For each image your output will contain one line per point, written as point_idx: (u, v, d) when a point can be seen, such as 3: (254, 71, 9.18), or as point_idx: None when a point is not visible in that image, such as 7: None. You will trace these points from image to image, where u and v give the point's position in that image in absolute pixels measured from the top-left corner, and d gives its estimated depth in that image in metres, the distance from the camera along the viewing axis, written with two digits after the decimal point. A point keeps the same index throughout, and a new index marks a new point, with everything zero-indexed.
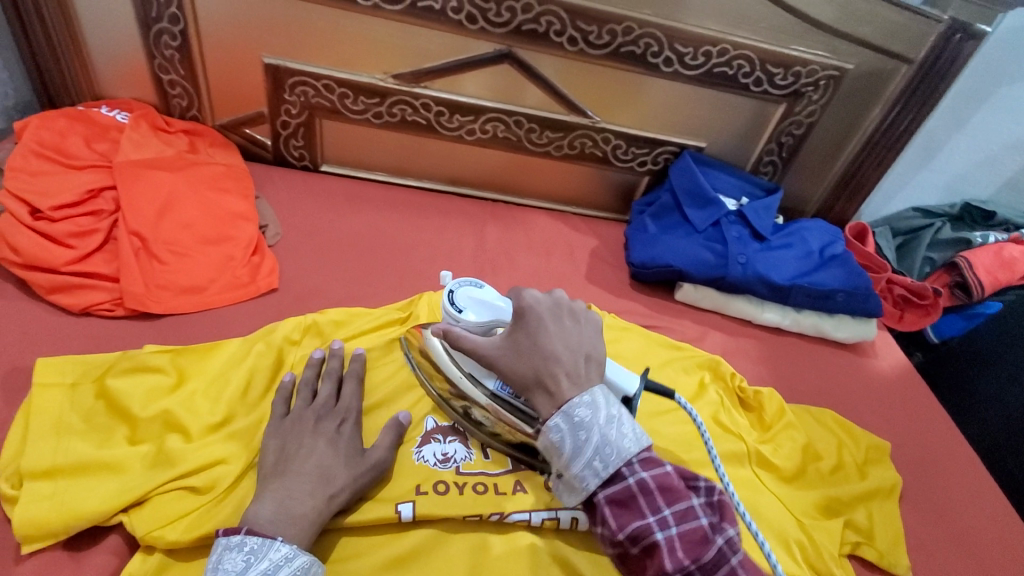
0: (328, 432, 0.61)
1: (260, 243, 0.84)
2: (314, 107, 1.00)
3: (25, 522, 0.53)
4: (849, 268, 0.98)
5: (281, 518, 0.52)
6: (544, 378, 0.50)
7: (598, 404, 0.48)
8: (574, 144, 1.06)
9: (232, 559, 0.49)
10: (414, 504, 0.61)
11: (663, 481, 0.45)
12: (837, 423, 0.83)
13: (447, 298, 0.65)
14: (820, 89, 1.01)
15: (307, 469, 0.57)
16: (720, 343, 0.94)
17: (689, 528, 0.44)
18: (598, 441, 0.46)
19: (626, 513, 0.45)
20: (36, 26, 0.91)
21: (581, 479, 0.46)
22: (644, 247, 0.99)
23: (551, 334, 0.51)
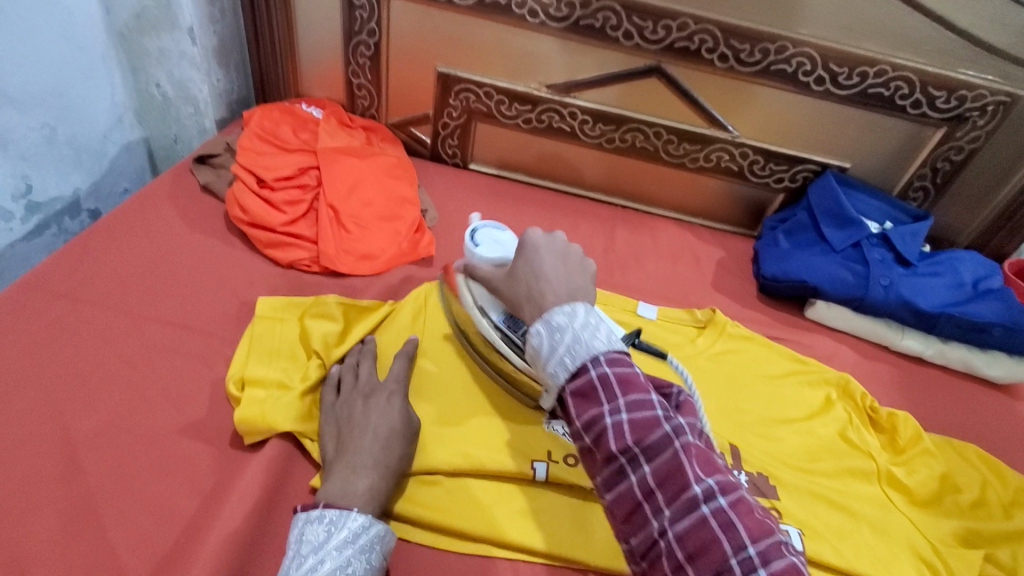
0: (377, 406, 0.65)
1: (421, 224, 0.96)
2: (473, 111, 1.12)
3: (245, 418, 0.63)
4: (1009, 302, 0.90)
5: (350, 494, 0.56)
6: (533, 297, 0.54)
7: (577, 313, 0.50)
8: (709, 157, 1.09)
9: (314, 530, 0.53)
10: (548, 466, 0.66)
11: (622, 375, 0.46)
12: (982, 459, 0.78)
13: (468, 235, 0.75)
14: (987, 114, 0.96)
15: (365, 448, 0.60)
16: (852, 363, 0.91)
17: (641, 415, 0.45)
18: (570, 339, 0.49)
19: (586, 402, 0.46)
20: (266, 36, 1.11)
21: (553, 375, 0.49)
22: (776, 261, 0.99)
23: (545, 262, 0.56)
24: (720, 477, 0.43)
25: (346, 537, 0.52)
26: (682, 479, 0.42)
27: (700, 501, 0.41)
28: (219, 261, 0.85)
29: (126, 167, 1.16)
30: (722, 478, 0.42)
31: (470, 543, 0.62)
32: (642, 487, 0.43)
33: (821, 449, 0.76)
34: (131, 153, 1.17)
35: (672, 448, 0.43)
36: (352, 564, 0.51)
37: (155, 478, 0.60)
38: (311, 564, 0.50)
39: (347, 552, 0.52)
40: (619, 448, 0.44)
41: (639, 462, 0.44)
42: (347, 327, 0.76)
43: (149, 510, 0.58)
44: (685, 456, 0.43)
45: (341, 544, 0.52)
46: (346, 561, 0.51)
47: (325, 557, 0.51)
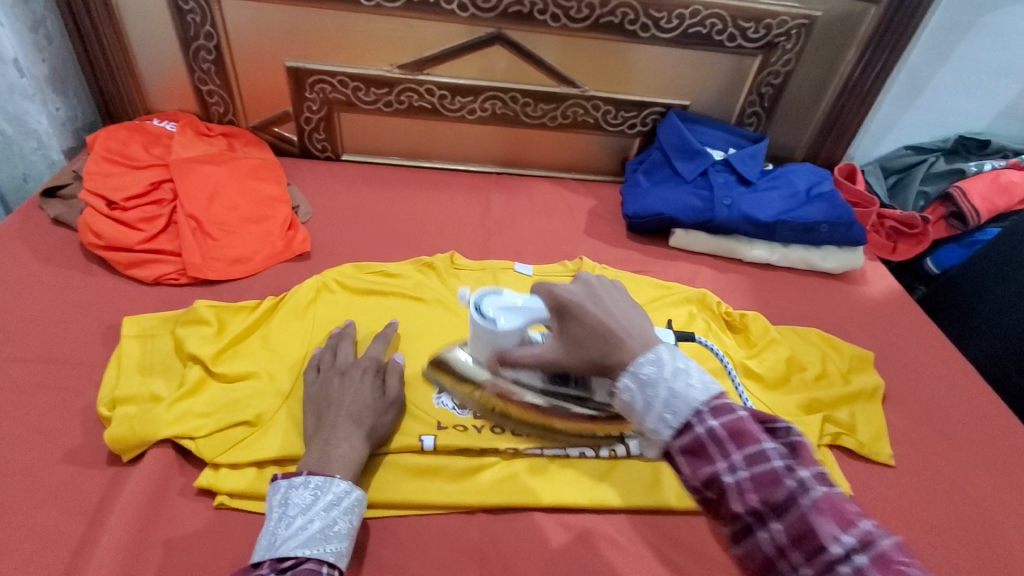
0: (351, 383, 0.68)
1: (294, 220, 0.97)
2: (331, 102, 1.13)
3: (115, 436, 0.63)
4: (833, 202, 1.03)
5: (326, 461, 0.60)
6: (613, 354, 0.51)
7: (662, 360, 0.49)
8: (566, 114, 1.15)
9: (300, 495, 0.56)
10: (436, 437, 0.70)
11: (732, 426, 0.45)
12: (823, 338, 0.90)
13: (477, 315, 0.69)
14: (792, 38, 1.07)
15: (340, 423, 0.63)
16: (712, 279, 1.01)
17: (760, 471, 0.44)
18: (666, 395, 0.47)
19: (698, 460, 0.45)
20: (99, 56, 1.06)
21: (655, 430, 0.47)
22: (637, 200, 1.07)
23: (598, 313, 0.54)
24: (856, 534, 0.41)
25: (331, 500, 0.56)
26: (818, 540, 0.41)
27: (845, 567, 0.40)
28: (79, 291, 0.82)
29: None
30: (862, 534, 0.40)
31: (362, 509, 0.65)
32: (776, 547, 0.43)
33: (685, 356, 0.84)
34: None
35: (801, 507, 0.42)
36: (337, 523, 0.56)
37: (32, 509, 0.60)
38: (301, 523, 0.54)
39: (333, 512, 0.56)
40: (744, 509, 0.43)
41: (769, 520, 0.43)
42: (219, 329, 0.76)
43: (28, 543, 0.58)
44: (817, 512, 0.41)
45: (328, 505, 0.56)
46: (333, 520, 0.55)
47: (313, 517, 0.55)
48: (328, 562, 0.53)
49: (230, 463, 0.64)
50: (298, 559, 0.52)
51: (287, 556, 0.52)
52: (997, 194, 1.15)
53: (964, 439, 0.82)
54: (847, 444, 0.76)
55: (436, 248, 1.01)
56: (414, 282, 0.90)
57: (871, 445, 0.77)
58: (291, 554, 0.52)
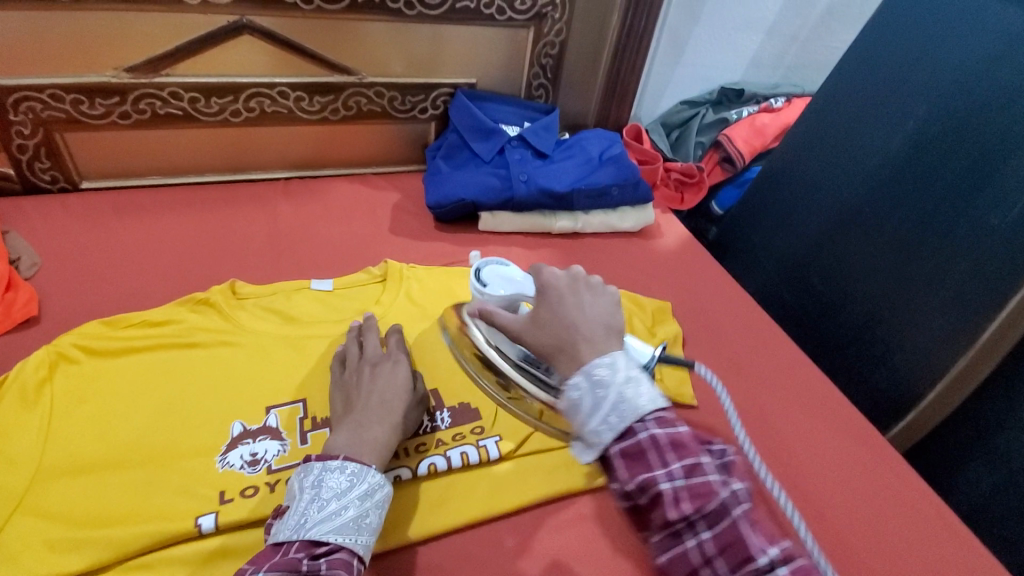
0: (382, 371, 0.70)
1: (13, 278, 0.78)
2: (46, 121, 0.91)
3: None
4: (620, 165, 1.08)
5: (355, 445, 0.60)
6: (566, 347, 0.55)
7: (618, 364, 0.52)
8: (349, 104, 1.05)
9: (335, 479, 0.57)
10: (218, 514, 0.60)
11: (672, 438, 0.49)
12: (628, 298, 0.94)
13: (477, 273, 0.81)
14: (558, 7, 1.07)
15: (372, 408, 0.65)
16: (523, 258, 1.01)
17: (696, 482, 0.49)
18: (615, 397, 0.50)
19: (635, 465, 0.49)
20: None
21: (597, 432, 0.50)
22: (437, 188, 1.03)
23: (569, 302, 0.58)
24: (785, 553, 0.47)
25: (367, 490, 0.57)
26: (749, 553, 0.47)
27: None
28: None
29: None
30: (786, 549, 0.47)
31: None
32: (702, 556, 0.49)
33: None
34: None
35: (732, 517, 0.48)
36: (369, 515, 0.57)
37: None
38: (337, 508, 0.55)
39: (367, 503, 0.57)
40: (677, 514, 0.48)
41: (698, 528, 0.49)
42: None
43: None
44: (746, 526, 0.48)
45: (363, 495, 0.57)
46: (365, 512, 0.56)
47: (347, 504, 0.56)
48: (360, 553, 0.55)
49: None
50: (330, 544, 0.53)
51: (321, 540, 0.53)
52: (754, 137, 1.30)
53: (755, 365, 0.91)
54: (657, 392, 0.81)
55: (215, 278, 0.88)
56: (192, 324, 0.77)
57: (677, 390, 0.82)
58: (323, 539, 0.53)
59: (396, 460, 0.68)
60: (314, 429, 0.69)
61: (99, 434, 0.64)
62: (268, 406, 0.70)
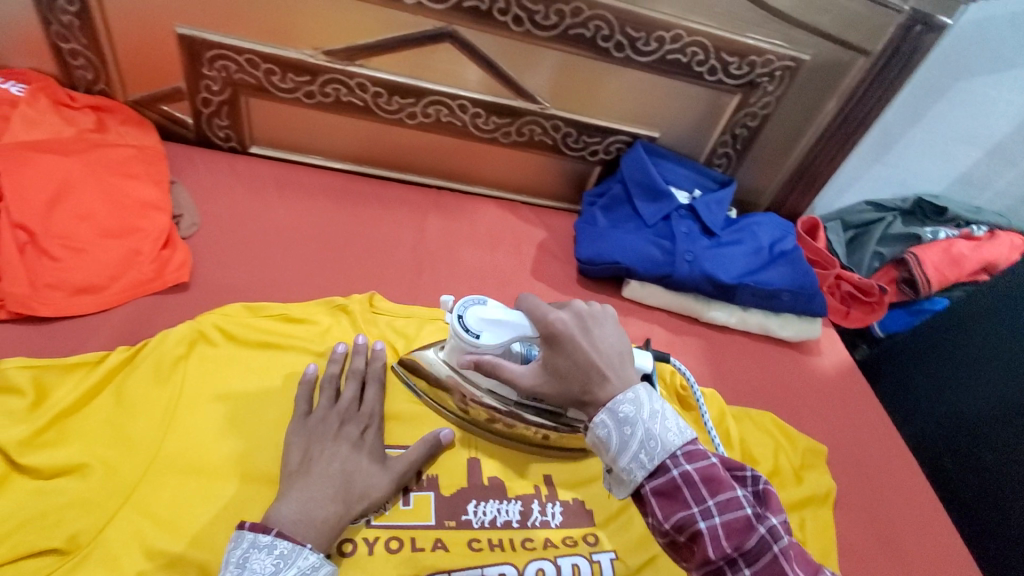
0: (348, 436, 0.61)
1: (172, 236, 0.77)
2: (237, 84, 0.92)
3: None
4: (796, 266, 0.96)
5: (303, 521, 0.53)
6: (591, 389, 0.52)
7: (640, 400, 0.50)
8: (522, 131, 1.00)
9: (260, 560, 0.48)
10: None
11: (706, 473, 0.48)
12: (776, 426, 0.83)
13: (457, 326, 0.62)
14: (775, 79, 0.97)
15: (329, 476, 0.57)
16: (666, 342, 0.92)
17: (732, 516, 0.46)
18: (642, 435, 0.49)
19: (671, 503, 0.48)
20: None
21: (629, 471, 0.48)
22: (591, 241, 0.95)
23: (582, 344, 0.54)
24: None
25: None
26: None
27: None
28: None
29: None
30: None
31: None
32: None
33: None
34: None
35: (771, 552, 0.45)
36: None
37: None
38: None
39: None
40: (719, 553, 0.45)
41: (739, 564, 0.46)
42: (36, 398, 0.58)
43: None
44: (787, 562, 0.45)
45: None
46: None
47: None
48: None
49: None
50: None
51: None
52: (947, 266, 1.12)
53: (909, 550, 0.78)
54: None
55: (354, 283, 0.85)
56: (323, 329, 0.73)
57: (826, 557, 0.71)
58: None
59: (500, 553, 0.61)
60: (417, 490, 0.63)
61: (217, 433, 0.61)
62: None
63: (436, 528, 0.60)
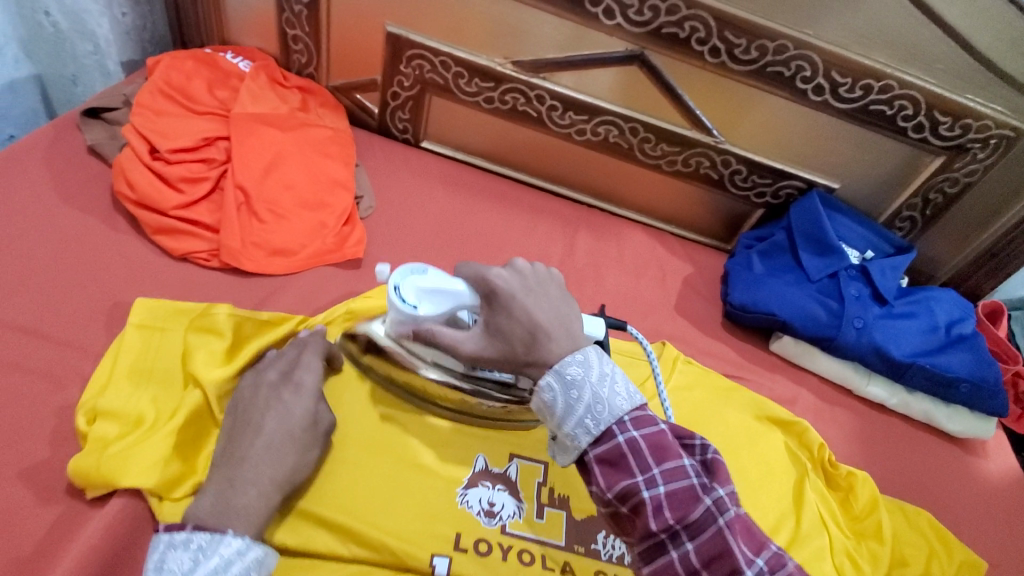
0: (281, 402, 0.55)
1: (353, 214, 0.83)
2: (426, 83, 0.97)
3: (82, 469, 0.51)
4: (979, 353, 0.85)
5: (223, 510, 0.47)
6: (535, 351, 0.48)
7: (590, 363, 0.47)
8: (688, 162, 0.97)
9: (178, 558, 0.43)
10: (450, 561, 0.56)
11: (654, 440, 0.45)
12: (934, 529, 0.73)
13: (392, 295, 0.55)
14: (989, 147, 0.87)
15: (254, 457, 0.51)
16: (812, 408, 0.85)
17: (678, 487, 0.44)
18: (589, 399, 0.45)
19: (615, 471, 0.45)
20: None
21: (572, 436, 0.46)
22: (746, 287, 0.90)
23: (530, 305, 0.50)
24: (766, 553, 0.44)
25: (218, 568, 0.43)
26: (736, 562, 0.42)
27: None
28: (99, 248, 0.71)
29: (11, 110, 0.98)
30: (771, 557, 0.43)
31: None
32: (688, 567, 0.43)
33: (784, 513, 0.69)
34: (19, 93, 0.99)
35: (715, 523, 0.43)
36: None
37: None
38: None
39: None
40: (662, 525, 0.43)
41: (681, 538, 0.43)
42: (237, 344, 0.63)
43: None
44: (730, 532, 0.43)
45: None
46: None
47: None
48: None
49: None
50: None
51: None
52: None
53: None
54: None
55: None
56: None
57: None
58: None
59: None
60: (551, 506, 0.62)
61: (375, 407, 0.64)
62: (513, 453, 0.64)
63: (567, 550, 0.59)
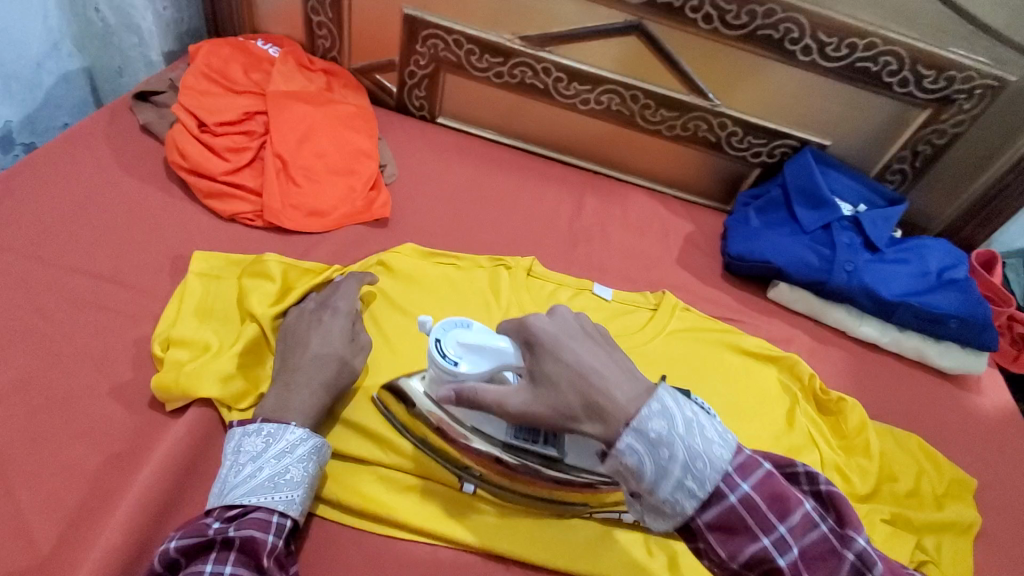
0: (323, 325, 0.65)
1: (378, 180, 0.91)
2: (441, 61, 1.04)
3: (163, 383, 0.61)
4: (968, 294, 0.91)
5: (283, 407, 0.58)
6: (592, 404, 0.47)
7: (670, 413, 0.46)
8: (687, 126, 1.03)
9: (252, 442, 0.55)
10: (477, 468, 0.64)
11: (765, 491, 0.46)
12: (922, 450, 0.80)
13: (434, 350, 0.56)
14: (974, 98, 0.93)
15: (303, 365, 0.61)
16: (807, 347, 0.91)
17: (806, 540, 0.45)
18: (684, 456, 0.45)
19: (733, 534, 0.45)
20: None
21: (676, 503, 0.45)
22: (744, 239, 0.96)
23: (580, 354, 0.50)
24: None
25: (283, 448, 0.55)
26: None
27: None
28: (157, 211, 0.80)
29: (65, 99, 1.08)
30: None
31: (386, 523, 0.61)
32: None
33: (779, 435, 0.75)
34: (71, 84, 1.08)
35: (851, 569, 0.44)
36: (289, 471, 0.54)
37: (67, 438, 0.59)
38: (250, 472, 0.54)
39: (285, 460, 0.54)
40: None
41: None
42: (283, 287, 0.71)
43: (63, 471, 0.57)
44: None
45: (279, 453, 0.55)
46: (284, 468, 0.54)
47: (262, 466, 0.54)
48: (279, 511, 0.53)
49: None
50: (247, 508, 0.52)
51: (235, 504, 0.52)
52: None
53: None
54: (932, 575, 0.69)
55: (517, 245, 0.94)
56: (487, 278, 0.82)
57: None
58: (238, 502, 0.52)
59: None
60: None
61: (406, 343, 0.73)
62: None
63: None
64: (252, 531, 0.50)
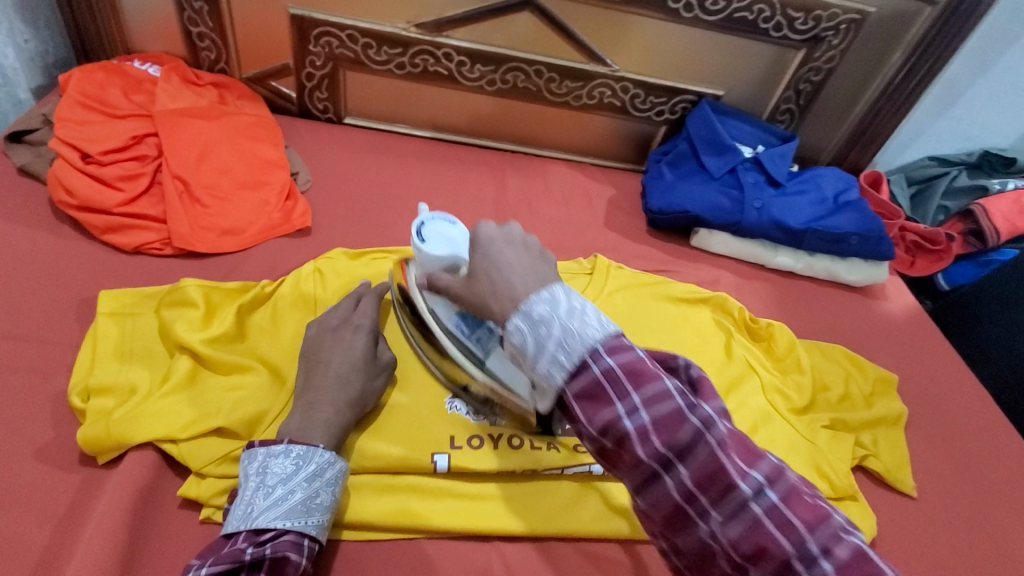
0: (343, 340, 0.65)
1: (293, 189, 0.88)
2: (337, 58, 1.01)
3: (91, 436, 0.56)
4: (862, 212, 1.00)
5: (307, 426, 0.57)
6: (498, 289, 0.47)
7: (557, 299, 0.44)
8: (592, 94, 1.07)
9: (280, 463, 0.54)
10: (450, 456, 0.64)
11: (630, 366, 0.40)
12: (847, 357, 0.87)
13: (415, 231, 0.63)
14: (840, 33, 1.01)
15: (327, 385, 0.60)
16: (733, 284, 0.97)
17: (662, 411, 0.39)
18: (558, 333, 0.42)
19: (595, 405, 0.40)
20: (83, 11, 0.95)
21: (546, 375, 0.42)
22: (661, 193, 1.01)
23: (506, 255, 0.49)
24: None
25: (314, 471, 0.54)
26: (726, 479, 0.38)
27: (751, 503, 0.37)
28: (52, 256, 0.73)
29: None
30: (768, 466, 0.39)
31: (364, 529, 0.60)
32: (682, 492, 0.39)
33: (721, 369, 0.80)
34: None
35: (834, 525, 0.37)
36: (319, 495, 0.53)
37: None
38: (280, 494, 0.52)
39: (315, 484, 0.53)
40: (649, 451, 0.39)
41: (675, 464, 0.39)
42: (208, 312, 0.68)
43: None
44: (722, 451, 0.39)
45: (310, 476, 0.53)
46: (315, 493, 0.53)
47: (294, 488, 0.53)
48: (310, 534, 0.52)
49: (220, 474, 0.58)
50: (276, 530, 0.51)
51: (267, 527, 0.50)
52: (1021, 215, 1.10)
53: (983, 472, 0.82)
54: (873, 466, 0.77)
55: None
56: None
57: (896, 471, 0.77)
58: (269, 526, 0.51)
59: None
60: None
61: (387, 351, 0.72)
62: None
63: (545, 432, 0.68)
64: (287, 553, 0.49)
